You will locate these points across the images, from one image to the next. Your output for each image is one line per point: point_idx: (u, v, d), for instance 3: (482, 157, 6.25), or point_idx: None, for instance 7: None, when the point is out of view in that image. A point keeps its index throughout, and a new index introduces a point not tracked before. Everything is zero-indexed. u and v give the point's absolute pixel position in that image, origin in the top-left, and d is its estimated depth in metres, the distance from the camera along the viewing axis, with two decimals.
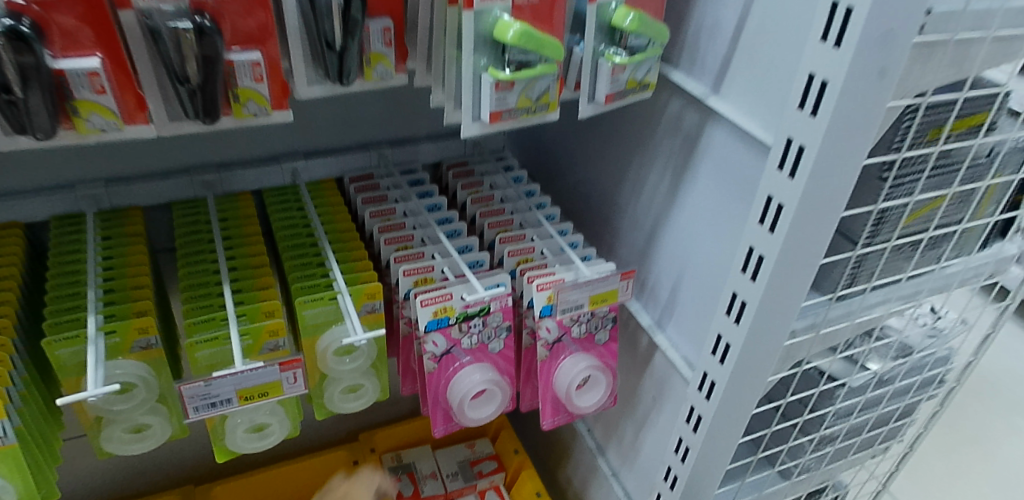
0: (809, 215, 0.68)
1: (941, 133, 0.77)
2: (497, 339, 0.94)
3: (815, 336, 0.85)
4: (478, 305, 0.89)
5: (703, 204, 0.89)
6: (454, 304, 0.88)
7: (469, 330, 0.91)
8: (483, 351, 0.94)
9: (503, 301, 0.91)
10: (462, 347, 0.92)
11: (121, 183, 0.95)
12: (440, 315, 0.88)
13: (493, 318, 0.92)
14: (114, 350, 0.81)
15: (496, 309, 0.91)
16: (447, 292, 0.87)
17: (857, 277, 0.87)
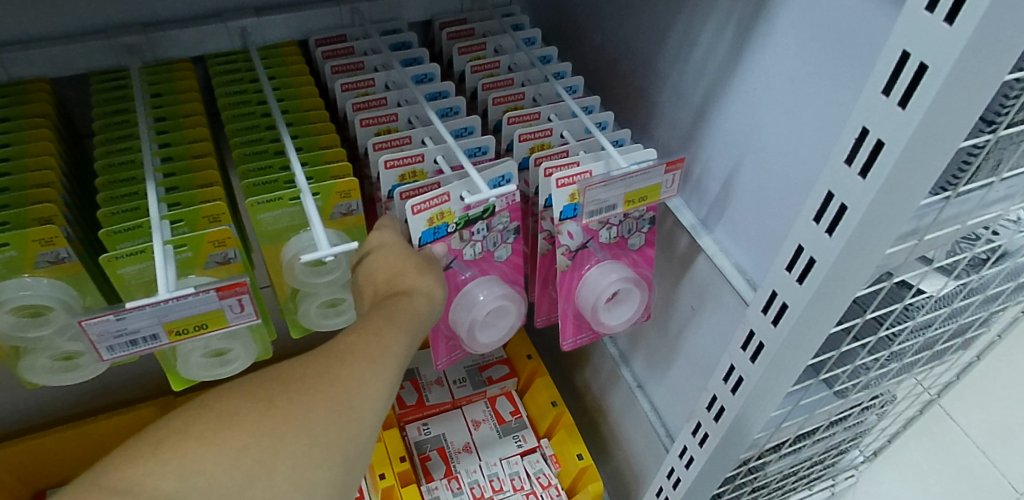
0: (965, 80, 0.46)
1: None
2: (504, 245, 0.76)
3: (917, 246, 0.66)
4: (480, 206, 0.70)
5: (781, 70, 0.67)
6: (451, 207, 0.69)
7: (472, 237, 0.73)
8: (489, 261, 0.77)
9: (510, 198, 0.72)
10: (463, 259, 0.75)
11: (14, 48, 0.73)
12: (437, 222, 0.69)
13: (498, 219, 0.73)
14: (15, 267, 0.63)
15: (501, 209, 0.72)
16: (444, 193, 0.67)
17: (980, 169, 0.66)
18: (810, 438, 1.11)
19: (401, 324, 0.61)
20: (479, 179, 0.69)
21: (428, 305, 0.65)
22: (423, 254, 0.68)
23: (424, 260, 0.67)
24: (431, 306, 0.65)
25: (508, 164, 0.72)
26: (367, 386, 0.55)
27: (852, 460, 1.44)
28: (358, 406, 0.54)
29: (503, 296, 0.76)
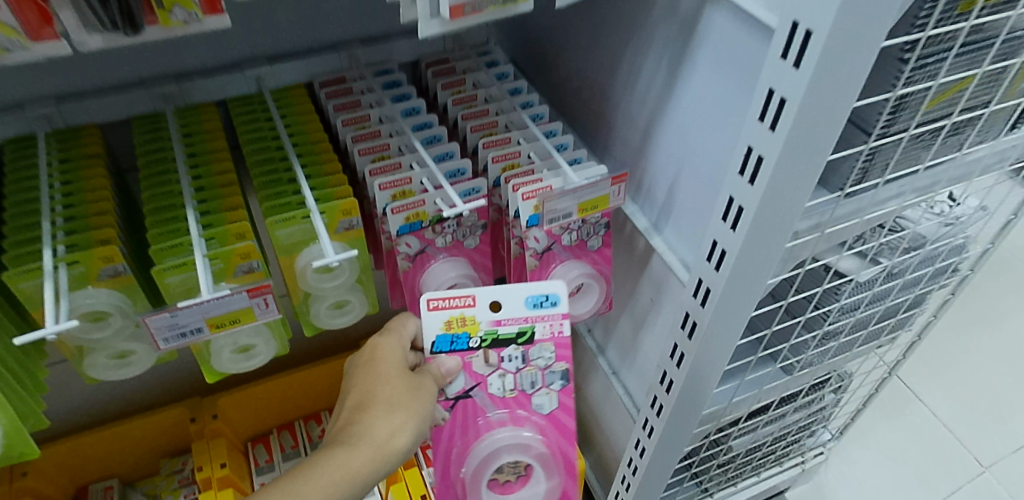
0: (818, 107, 0.60)
1: (975, 5, 0.66)
2: (546, 393, 0.87)
3: (820, 237, 0.80)
4: (516, 326, 0.85)
5: (700, 98, 0.81)
6: (476, 316, 0.84)
7: (500, 366, 0.85)
8: (524, 406, 0.87)
9: (555, 326, 0.86)
10: (494, 398, 0.86)
11: (72, 100, 0.88)
12: (458, 327, 0.84)
13: (538, 350, 0.86)
14: (81, 280, 0.77)
15: (544, 341, 0.86)
16: (469, 296, 0.83)
17: (869, 171, 0.80)
18: (767, 412, 1.25)
19: (344, 473, 0.71)
20: (522, 298, 0.85)
21: (383, 451, 0.74)
22: (399, 394, 0.78)
23: (398, 399, 0.78)
24: (385, 453, 0.74)
25: (556, 286, 0.84)
26: None
27: (819, 439, 1.54)
28: None
29: (525, 449, 0.85)
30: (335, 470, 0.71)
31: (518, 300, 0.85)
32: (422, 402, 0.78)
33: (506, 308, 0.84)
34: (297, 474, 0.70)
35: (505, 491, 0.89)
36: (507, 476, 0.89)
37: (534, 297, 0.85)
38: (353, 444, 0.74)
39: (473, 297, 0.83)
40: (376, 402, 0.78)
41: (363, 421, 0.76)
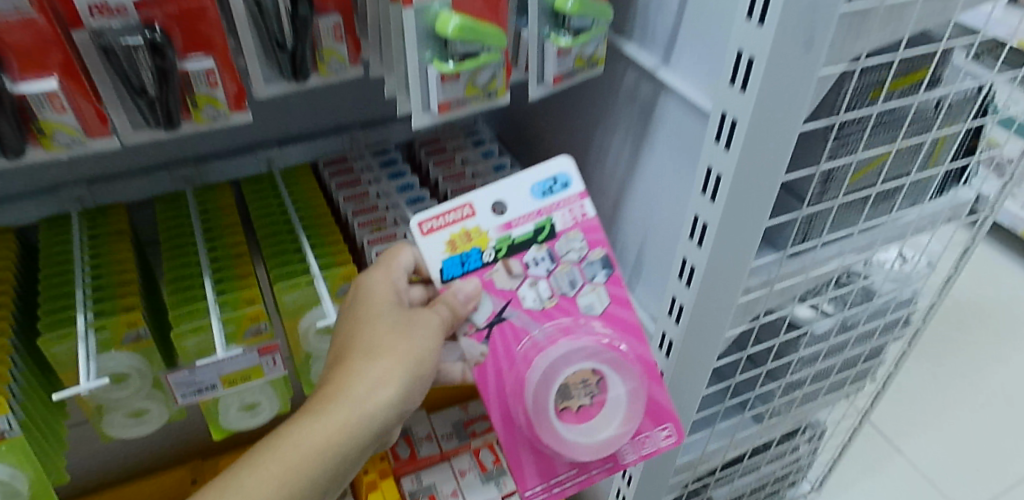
0: (748, 181, 0.71)
1: (882, 93, 0.79)
2: (591, 290, 0.82)
3: (769, 292, 0.90)
4: (530, 223, 0.79)
5: (658, 172, 0.93)
6: (483, 227, 0.78)
7: (527, 273, 0.79)
8: (571, 313, 0.81)
9: (576, 212, 0.81)
10: (533, 313, 0.80)
11: (103, 182, 0.99)
12: (465, 245, 0.78)
13: (564, 242, 0.80)
14: (105, 344, 0.85)
15: (567, 230, 0.80)
16: (465, 205, 0.78)
17: (809, 233, 0.92)
18: (742, 463, 1.31)
19: (313, 442, 0.67)
20: (527, 189, 0.80)
21: (357, 411, 0.69)
22: (379, 341, 0.73)
23: (375, 349, 0.72)
24: (361, 413, 0.69)
25: (559, 161, 0.79)
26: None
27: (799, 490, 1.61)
28: None
29: (590, 356, 0.79)
30: (303, 436, 0.67)
31: (524, 195, 0.79)
32: (404, 350, 0.73)
33: (512, 207, 0.79)
34: (269, 444, 0.67)
35: (583, 419, 0.81)
36: (578, 400, 0.81)
37: (540, 184, 0.80)
38: (325, 405, 0.69)
39: (477, 209, 0.78)
40: (352, 353, 0.73)
41: (336, 378, 0.71)
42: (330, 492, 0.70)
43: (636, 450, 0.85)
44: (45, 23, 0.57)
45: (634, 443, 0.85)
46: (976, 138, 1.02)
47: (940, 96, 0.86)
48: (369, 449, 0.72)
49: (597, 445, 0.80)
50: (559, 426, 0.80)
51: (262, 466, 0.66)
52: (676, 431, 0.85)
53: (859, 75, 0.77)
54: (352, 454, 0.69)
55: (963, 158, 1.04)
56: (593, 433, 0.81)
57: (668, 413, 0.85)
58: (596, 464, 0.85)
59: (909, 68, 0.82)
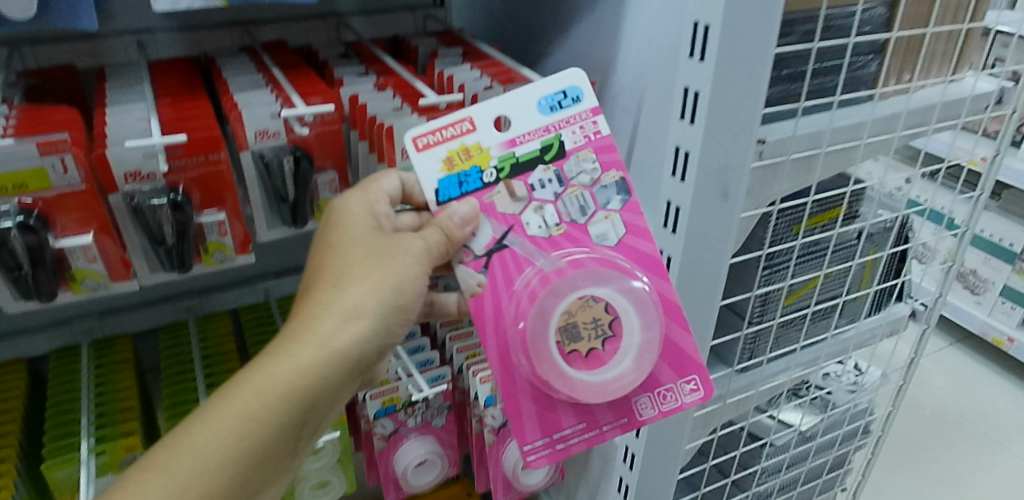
0: (687, 307, 0.82)
1: (802, 227, 0.92)
2: (605, 218, 0.68)
3: (722, 406, 0.98)
4: (537, 141, 0.68)
5: None
6: (484, 143, 0.67)
7: (532, 197, 0.68)
8: (583, 244, 0.68)
9: (588, 128, 0.69)
10: (538, 242, 0.67)
11: (113, 314, 1.09)
12: (465, 163, 0.67)
13: (575, 163, 0.68)
14: (105, 468, 0.88)
15: (578, 150, 0.68)
16: (465, 119, 0.67)
17: (755, 350, 1.01)
18: None
19: (273, 376, 0.59)
20: (533, 102, 0.68)
21: (324, 342, 0.60)
22: (347, 261, 0.63)
23: (341, 272, 0.63)
24: (326, 347, 0.60)
25: (570, 72, 0.68)
26: (198, 444, 0.56)
27: None
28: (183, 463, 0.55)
29: (593, 290, 0.66)
30: (263, 380, 0.58)
31: (529, 107, 0.68)
32: (380, 278, 0.63)
33: (517, 122, 0.68)
34: (223, 392, 0.58)
35: (594, 365, 0.66)
36: (588, 342, 0.66)
37: (548, 97, 0.68)
38: (286, 347, 0.60)
39: (475, 123, 0.67)
40: (318, 283, 0.63)
41: (301, 316, 0.62)
42: (300, 442, 0.62)
43: (655, 405, 0.69)
44: (87, 190, 0.68)
45: (652, 393, 0.69)
46: (901, 261, 1.14)
47: (857, 228, 0.98)
48: (344, 389, 0.63)
49: (607, 387, 0.66)
50: (563, 362, 0.66)
51: (216, 418, 0.57)
52: (703, 385, 0.69)
53: (779, 213, 0.91)
54: (324, 398, 0.61)
55: (893, 278, 1.16)
56: (604, 370, 0.66)
57: (694, 362, 0.69)
58: (605, 419, 0.69)
59: (826, 206, 0.95)
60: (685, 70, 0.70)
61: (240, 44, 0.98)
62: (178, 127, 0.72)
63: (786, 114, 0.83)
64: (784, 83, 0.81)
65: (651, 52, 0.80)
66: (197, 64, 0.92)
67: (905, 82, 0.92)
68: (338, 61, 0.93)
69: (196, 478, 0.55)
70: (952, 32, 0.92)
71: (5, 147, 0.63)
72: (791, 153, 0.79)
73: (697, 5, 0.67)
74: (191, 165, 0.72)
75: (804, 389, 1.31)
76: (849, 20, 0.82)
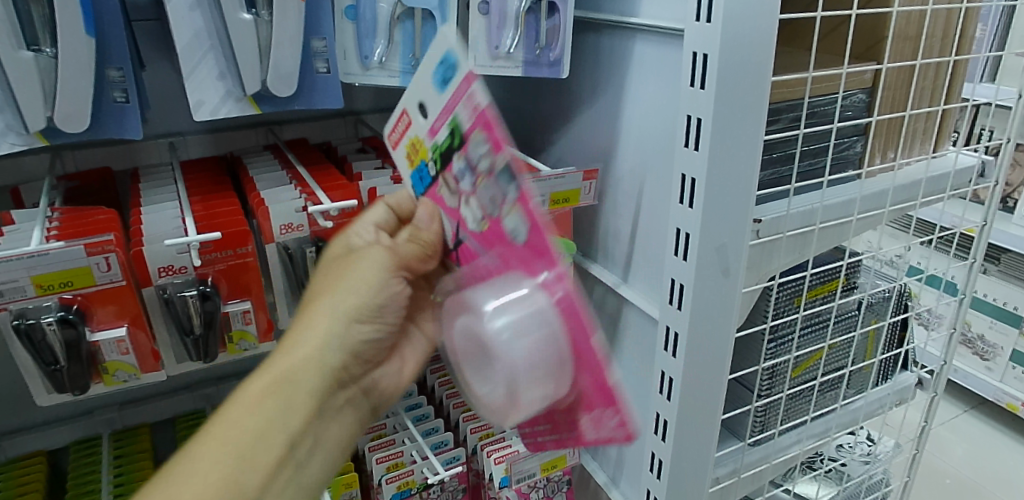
0: (697, 383, 0.84)
1: (803, 300, 0.95)
2: (508, 205, 0.49)
3: (738, 480, 0.98)
4: (443, 127, 0.53)
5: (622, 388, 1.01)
6: (420, 137, 0.57)
7: (460, 190, 0.54)
8: (501, 242, 0.51)
9: (472, 102, 0.50)
10: (476, 238, 0.55)
11: (132, 405, 1.10)
12: (417, 158, 0.59)
13: (473, 146, 0.50)
14: None
15: (471, 128, 0.50)
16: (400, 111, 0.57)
17: (766, 423, 1.03)
18: None
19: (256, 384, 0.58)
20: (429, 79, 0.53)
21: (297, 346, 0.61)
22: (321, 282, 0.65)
23: (317, 288, 0.65)
24: (299, 349, 0.61)
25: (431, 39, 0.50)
26: (197, 456, 0.54)
27: None
28: (178, 470, 0.53)
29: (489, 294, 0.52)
30: (246, 392, 0.58)
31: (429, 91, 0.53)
32: (351, 291, 0.63)
33: (430, 106, 0.55)
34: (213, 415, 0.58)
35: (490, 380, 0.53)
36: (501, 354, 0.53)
37: (436, 74, 0.52)
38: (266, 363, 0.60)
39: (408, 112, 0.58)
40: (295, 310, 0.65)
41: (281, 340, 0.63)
42: (297, 465, 0.59)
43: (595, 430, 0.50)
44: (126, 286, 0.72)
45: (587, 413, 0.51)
46: (904, 329, 1.16)
47: (856, 299, 1.02)
48: (328, 405, 0.63)
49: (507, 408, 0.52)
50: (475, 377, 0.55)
51: (208, 435, 0.55)
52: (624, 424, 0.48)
53: (779, 288, 0.94)
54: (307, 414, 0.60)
55: (897, 346, 1.17)
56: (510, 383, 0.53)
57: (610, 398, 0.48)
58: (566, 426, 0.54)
59: (824, 279, 0.99)
60: (682, 158, 0.75)
61: (263, 143, 1.04)
62: (211, 224, 0.77)
63: (779, 193, 0.88)
64: (775, 165, 0.86)
65: (651, 140, 0.86)
66: (224, 162, 0.98)
67: (891, 160, 0.96)
68: (355, 156, 0.99)
69: (196, 489, 0.52)
70: (929, 113, 0.97)
71: (55, 249, 0.67)
72: (786, 229, 0.83)
73: (688, 100, 0.73)
74: (219, 258, 0.76)
75: (819, 461, 1.32)
76: (831, 106, 0.87)
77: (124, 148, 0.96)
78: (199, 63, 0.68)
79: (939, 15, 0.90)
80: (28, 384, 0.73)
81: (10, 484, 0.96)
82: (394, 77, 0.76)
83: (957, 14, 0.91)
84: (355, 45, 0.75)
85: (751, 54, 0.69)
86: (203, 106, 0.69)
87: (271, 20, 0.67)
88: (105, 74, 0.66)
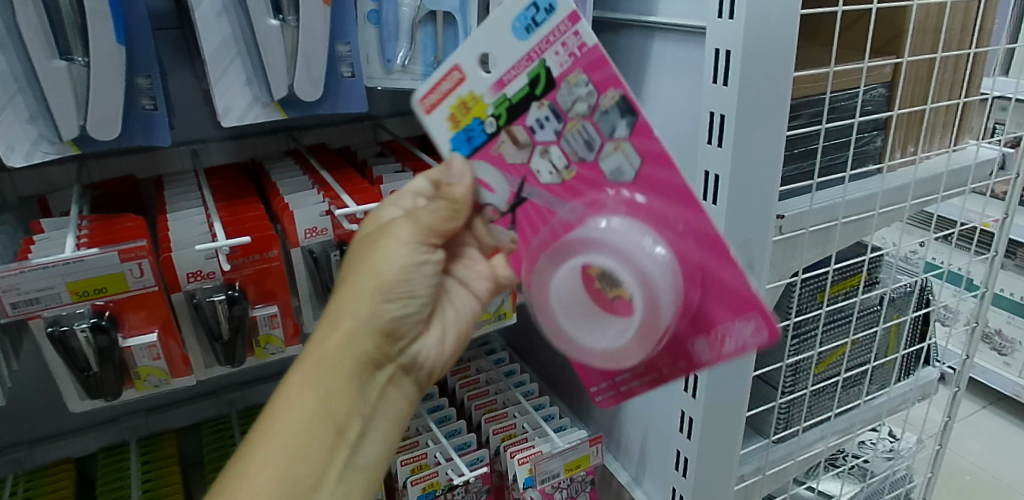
0: (722, 379, 0.84)
1: (825, 296, 0.95)
2: (614, 150, 0.56)
3: (762, 477, 0.98)
4: (522, 75, 0.56)
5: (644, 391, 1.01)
6: (478, 90, 0.58)
7: (535, 142, 0.58)
8: (599, 187, 0.58)
9: (573, 45, 0.55)
10: (553, 189, 0.59)
11: (157, 411, 1.11)
12: (465, 118, 0.58)
13: (567, 92, 0.56)
14: None
15: (567, 73, 0.55)
16: (453, 68, 0.58)
17: (790, 420, 1.02)
18: None
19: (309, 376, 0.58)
20: (506, 28, 0.56)
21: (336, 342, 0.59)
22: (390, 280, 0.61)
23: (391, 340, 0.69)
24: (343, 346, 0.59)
25: None
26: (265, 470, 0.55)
27: None
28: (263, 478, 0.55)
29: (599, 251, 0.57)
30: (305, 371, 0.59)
31: (500, 37, 0.56)
32: (382, 265, 0.60)
33: (497, 59, 0.57)
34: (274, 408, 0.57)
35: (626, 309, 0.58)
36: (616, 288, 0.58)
37: (521, 17, 0.55)
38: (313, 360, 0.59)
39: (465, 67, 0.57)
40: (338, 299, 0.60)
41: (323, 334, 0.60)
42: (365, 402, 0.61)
43: (714, 349, 0.59)
44: (157, 291, 0.73)
45: (705, 334, 0.59)
46: (925, 324, 1.15)
47: (878, 294, 1.02)
48: (371, 388, 0.61)
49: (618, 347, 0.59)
50: (577, 330, 0.60)
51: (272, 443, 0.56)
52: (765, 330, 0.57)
53: (802, 284, 0.94)
54: (349, 400, 0.59)
55: (919, 342, 1.17)
56: (602, 337, 0.59)
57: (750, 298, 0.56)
58: (663, 363, 0.62)
59: (846, 274, 0.99)
60: (705, 154, 0.75)
61: (284, 148, 1.05)
62: (237, 229, 0.77)
63: (801, 189, 0.88)
64: (797, 160, 0.86)
65: (671, 138, 0.86)
66: (245, 169, 0.98)
67: (911, 154, 0.96)
68: (375, 160, 0.99)
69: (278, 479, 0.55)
70: (949, 106, 0.97)
71: (90, 256, 0.68)
72: (808, 225, 0.83)
73: (711, 97, 0.73)
74: (246, 263, 0.77)
75: (842, 458, 1.31)
76: (852, 101, 0.88)
77: (146, 155, 0.97)
78: (227, 69, 0.69)
79: (958, 9, 0.90)
80: (62, 392, 0.74)
81: (41, 490, 0.97)
82: (416, 80, 0.77)
83: (976, 7, 0.91)
84: (378, 49, 0.76)
85: (775, 48, 0.69)
86: (232, 112, 0.70)
87: (298, 26, 0.68)
88: (134, 82, 0.67)
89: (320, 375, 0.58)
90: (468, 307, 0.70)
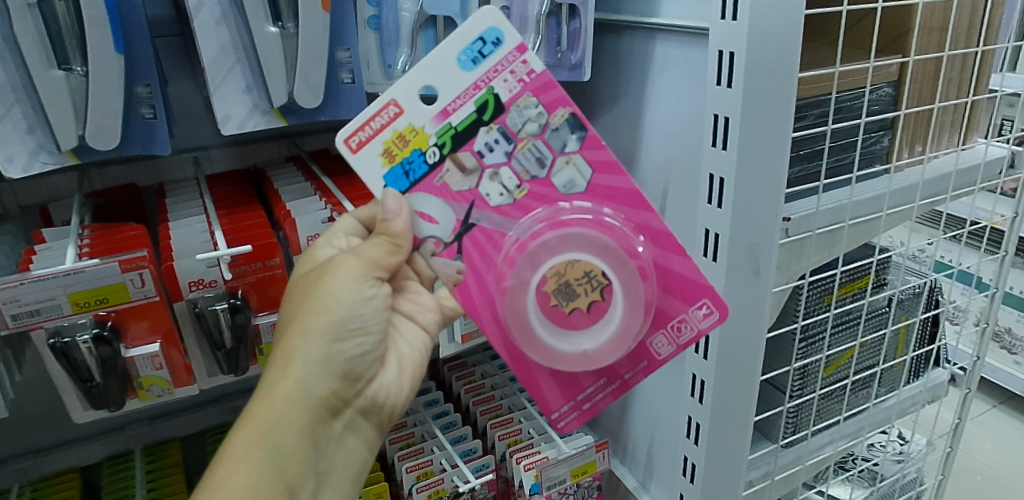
0: (729, 384, 0.83)
1: (833, 298, 0.94)
2: (567, 163, 0.63)
3: (771, 483, 0.97)
4: (469, 103, 0.62)
5: (650, 395, 1.00)
6: (417, 123, 0.62)
7: (484, 165, 0.63)
8: (551, 199, 0.64)
9: (519, 72, 0.62)
10: (504, 210, 0.64)
11: (161, 419, 1.11)
12: (403, 151, 0.63)
13: (517, 113, 0.62)
14: None
15: (516, 98, 0.62)
16: (389, 103, 0.62)
17: (798, 424, 1.01)
18: None
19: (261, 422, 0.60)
20: (452, 59, 0.62)
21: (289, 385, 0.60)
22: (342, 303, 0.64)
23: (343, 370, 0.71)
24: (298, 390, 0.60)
25: (480, 15, 0.60)
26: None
27: None
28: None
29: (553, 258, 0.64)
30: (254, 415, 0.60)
31: (447, 70, 0.62)
32: (330, 304, 0.62)
33: (442, 90, 0.62)
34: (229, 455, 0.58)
35: (598, 315, 0.64)
36: (586, 296, 0.64)
37: (467, 50, 0.62)
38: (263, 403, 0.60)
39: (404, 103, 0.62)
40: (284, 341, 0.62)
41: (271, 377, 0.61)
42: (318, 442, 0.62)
43: (671, 339, 0.66)
44: (158, 301, 0.73)
45: (661, 328, 0.67)
46: (935, 325, 1.14)
47: (886, 296, 1.00)
48: (324, 435, 0.62)
49: (586, 357, 0.64)
50: (548, 336, 0.64)
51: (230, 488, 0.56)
52: (718, 306, 0.65)
53: (809, 286, 0.93)
54: (301, 454, 0.60)
55: (929, 343, 1.16)
56: (578, 341, 0.64)
57: (702, 285, 0.65)
58: (626, 366, 0.68)
59: (854, 276, 0.98)
60: (709, 157, 0.74)
61: (286, 155, 1.05)
62: (239, 236, 0.77)
63: (808, 190, 0.87)
64: (804, 162, 0.86)
65: (674, 141, 0.85)
66: (246, 176, 0.98)
67: (918, 153, 0.95)
68: None
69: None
70: (957, 106, 0.96)
71: (90, 266, 0.68)
72: (815, 227, 0.82)
73: (715, 99, 0.72)
74: (248, 271, 0.76)
75: (851, 461, 1.30)
76: (858, 101, 0.87)
77: (148, 164, 0.97)
78: (226, 77, 0.69)
79: (965, 7, 0.89)
80: (65, 402, 0.74)
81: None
82: None
83: (983, 4, 0.90)
84: (378, 54, 0.75)
85: (778, 49, 0.69)
86: (232, 119, 0.69)
87: (297, 32, 0.67)
88: (133, 91, 0.67)
89: (271, 426, 0.59)
90: (418, 340, 0.73)
